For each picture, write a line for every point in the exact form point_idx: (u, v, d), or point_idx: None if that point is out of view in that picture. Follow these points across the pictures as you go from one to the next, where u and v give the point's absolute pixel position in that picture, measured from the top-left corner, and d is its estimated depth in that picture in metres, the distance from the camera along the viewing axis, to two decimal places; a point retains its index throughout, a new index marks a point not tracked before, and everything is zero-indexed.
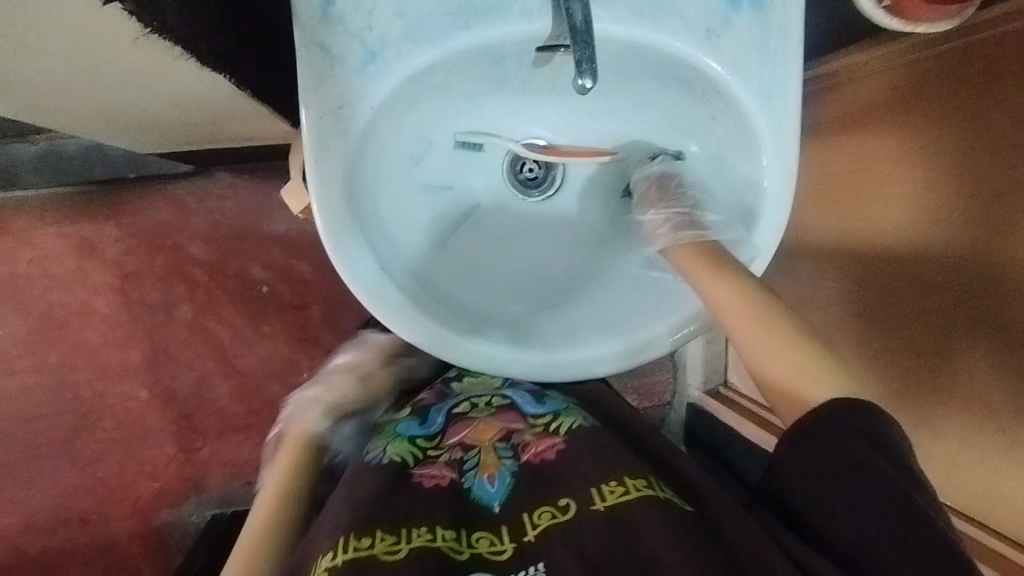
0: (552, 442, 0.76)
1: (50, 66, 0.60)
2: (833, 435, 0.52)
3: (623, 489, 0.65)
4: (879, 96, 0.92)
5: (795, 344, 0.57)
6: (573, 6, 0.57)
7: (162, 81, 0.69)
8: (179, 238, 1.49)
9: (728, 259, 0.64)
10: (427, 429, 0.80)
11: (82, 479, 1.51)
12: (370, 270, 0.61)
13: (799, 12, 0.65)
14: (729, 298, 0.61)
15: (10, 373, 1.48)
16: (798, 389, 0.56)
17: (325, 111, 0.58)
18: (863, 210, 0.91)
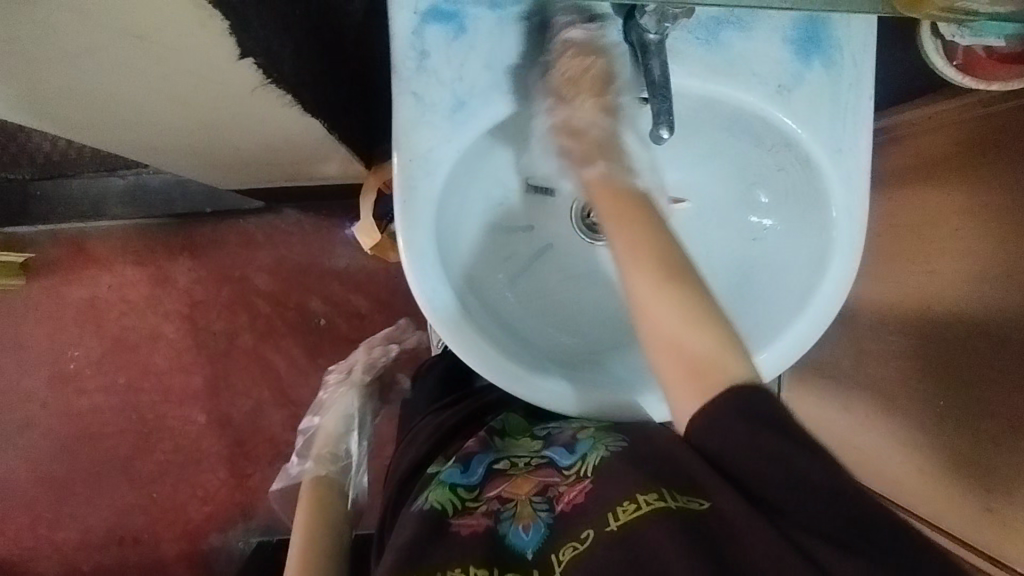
0: (582, 486, 0.65)
1: (173, 109, 0.67)
2: (737, 429, 0.52)
3: (635, 506, 0.57)
4: (945, 152, 0.90)
5: (690, 309, 0.56)
6: (651, 62, 0.60)
7: (265, 122, 0.76)
8: (245, 270, 1.56)
9: (652, 213, 0.60)
10: (466, 479, 0.71)
11: (138, 499, 1.56)
12: (451, 306, 0.64)
13: (869, 72, 0.68)
14: (650, 253, 0.58)
15: (82, 391, 1.56)
16: (692, 353, 0.55)
17: (413, 154, 0.62)
18: (929, 264, 0.90)
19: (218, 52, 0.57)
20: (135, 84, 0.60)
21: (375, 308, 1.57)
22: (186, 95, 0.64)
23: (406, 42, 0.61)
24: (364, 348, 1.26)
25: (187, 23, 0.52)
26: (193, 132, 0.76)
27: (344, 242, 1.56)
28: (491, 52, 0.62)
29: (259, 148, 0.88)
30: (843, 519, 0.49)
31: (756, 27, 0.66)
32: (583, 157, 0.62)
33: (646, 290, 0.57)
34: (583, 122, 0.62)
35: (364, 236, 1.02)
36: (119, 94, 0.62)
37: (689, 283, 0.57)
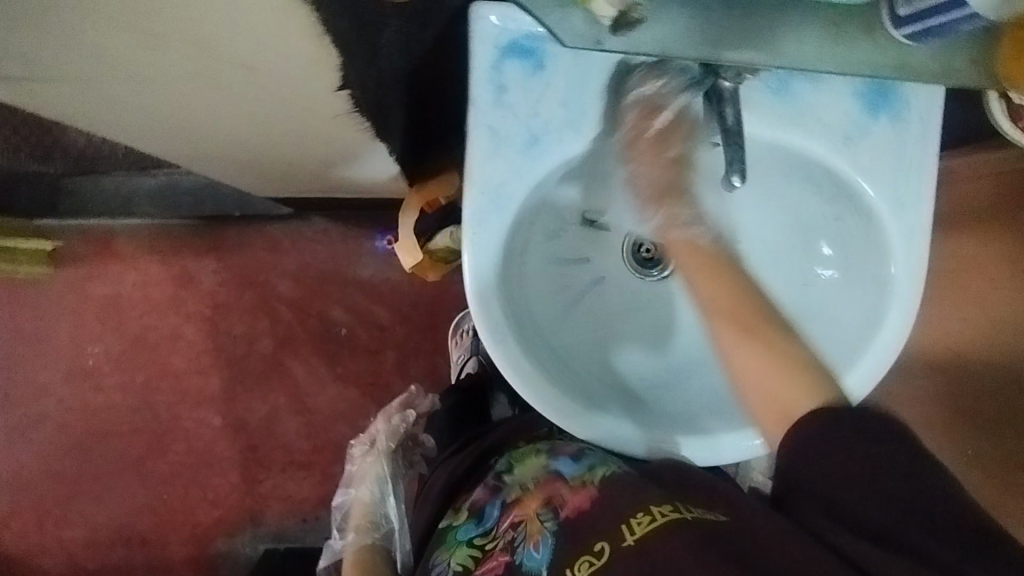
0: (587, 492, 0.66)
1: (242, 115, 0.67)
2: (832, 445, 0.52)
3: (649, 517, 0.58)
4: (977, 202, 0.86)
5: (771, 344, 0.60)
6: (726, 109, 0.60)
7: (327, 137, 0.76)
8: (269, 275, 1.55)
9: (731, 266, 0.64)
10: (483, 526, 0.73)
11: (147, 499, 1.55)
12: (511, 340, 0.65)
13: (936, 126, 0.68)
14: (729, 300, 0.62)
15: (98, 388, 1.55)
16: (778, 400, 0.58)
17: (484, 186, 0.63)
18: (966, 306, 0.86)
19: (301, 65, 0.57)
20: (201, 84, 0.59)
21: (397, 320, 1.56)
22: (248, 99, 0.63)
23: (484, 75, 0.62)
24: (382, 414, 1.17)
25: (279, 32, 0.51)
26: (244, 139, 0.76)
27: (369, 252, 1.56)
28: (567, 89, 0.62)
29: (304, 161, 0.87)
30: (918, 516, 0.49)
31: (828, 77, 0.66)
32: (646, 207, 0.66)
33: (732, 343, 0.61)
34: (663, 174, 0.64)
35: (403, 254, 1.01)
36: (182, 93, 0.60)
37: (766, 333, 0.60)
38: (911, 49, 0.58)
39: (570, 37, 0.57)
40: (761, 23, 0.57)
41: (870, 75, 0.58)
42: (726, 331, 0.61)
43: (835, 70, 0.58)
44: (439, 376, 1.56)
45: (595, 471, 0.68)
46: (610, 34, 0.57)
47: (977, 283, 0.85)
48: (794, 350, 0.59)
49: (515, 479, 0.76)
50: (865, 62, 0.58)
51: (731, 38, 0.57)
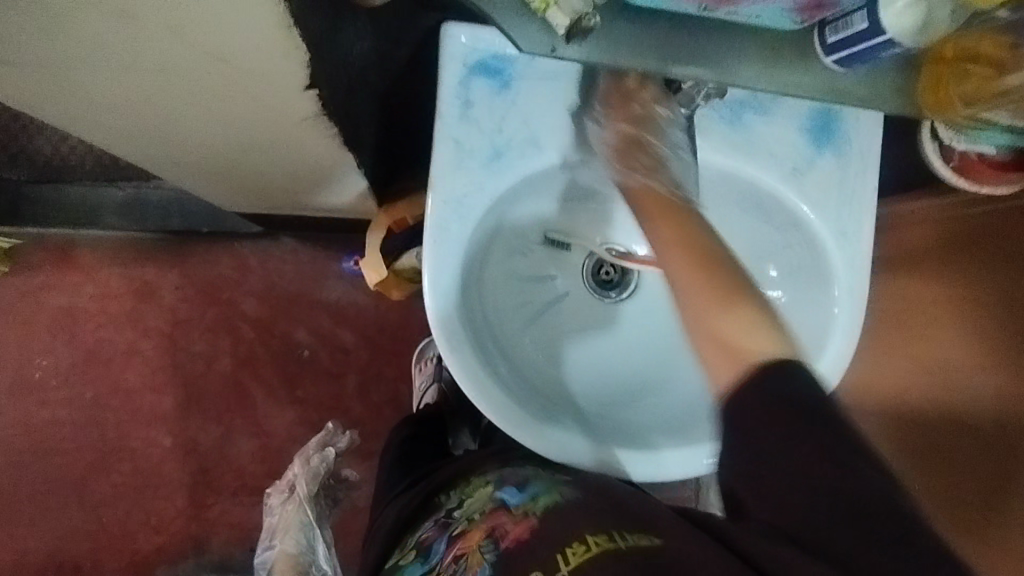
0: (527, 524, 0.61)
1: (216, 119, 0.68)
2: (756, 412, 0.49)
3: (584, 547, 0.53)
4: (926, 244, 0.87)
5: (728, 303, 0.55)
6: (680, 135, 0.64)
7: (301, 149, 0.77)
8: (233, 293, 1.53)
9: (684, 208, 0.62)
10: (428, 563, 0.70)
11: (86, 522, 1.48)
12: (467, 349, 0.65)
13: (876, 162, 0.72)
14: (685, 245, 0.59)
15: (43, 402, 1.49)
16: (730, 341, 0.54)
17: (449, 195, 0.65)
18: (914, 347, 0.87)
19: (282, 80, 0.59)
20: (181, 86, 0.60)
21: (362, 343, 1.54)
22: (227, 107, 0.65)
23: (453, 89, 0.64)
24: (301, 456, 1.15)
25: (258, 46, 0.53)
26: (217, 145, 0.77)
27: (337, 274, 1.55)
28: (531, 107, 0.66)
29: (280, 175, 0.90)
30: (851, 514, 0.46)
31: (777, 112, 0.71)
32: (620, 156, 0.66)
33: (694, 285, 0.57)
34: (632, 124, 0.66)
35: (370, 273, 1.02)
36: (161, 95, 0.62)
37: (716, 266, 0.57)
38: (838, 75, 0.62)
39: (527, 43, 0.59)
40: (702, 40, 0.61)
41: (798, 94, 0.61)
42: (683, 270, 0.58)
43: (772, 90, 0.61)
44: (401, 403, 1.54)
45: (539, 501, 0.64)
46: (564, 43, 0.59)
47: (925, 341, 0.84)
48: (756, 312, 0.55)
49: (465, 513, 0.72)
50: (802, 87, 0.62)
51: (676, 52, 0.60)
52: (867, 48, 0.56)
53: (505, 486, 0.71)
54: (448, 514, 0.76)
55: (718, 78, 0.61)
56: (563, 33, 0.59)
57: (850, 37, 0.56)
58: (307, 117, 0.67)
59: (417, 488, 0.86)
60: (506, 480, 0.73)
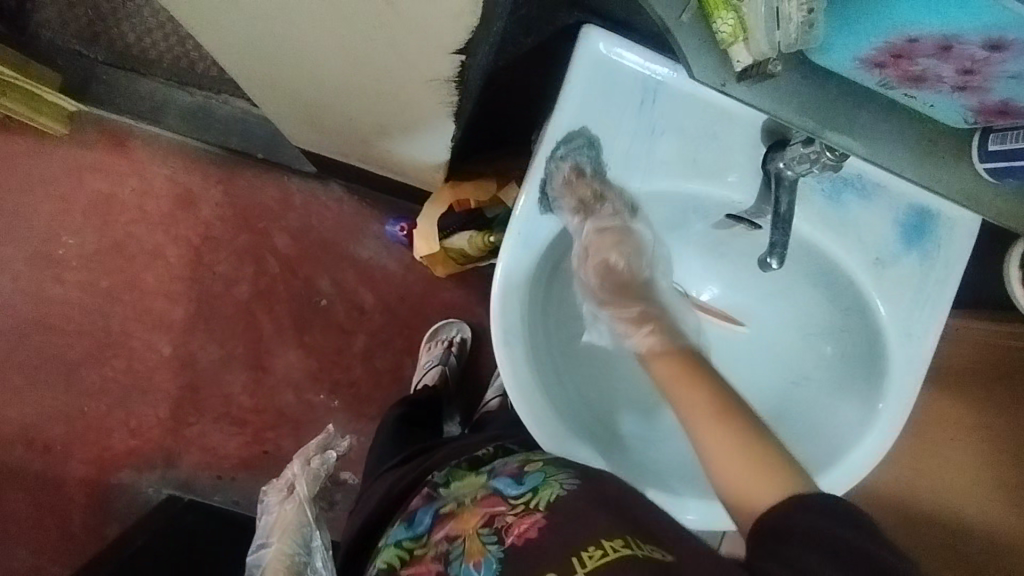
0: (532, 519, 0.61)
1: (347, 58, 0.67)
2: (799, 524, 0.47)
3: (600, 551, 0.54)
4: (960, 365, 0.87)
5: (774, 475, 0.51)
6: (781, 197, 0.65)
7: (413, 105, 0.76)
8: (270, 226, 1.53)
9: (706, 369, 0.61)
10: (413, 530, 0.71)
11: (67, 406, 1.47)
12: (519, 346, 0.66)
13: (959, 272, 0.72)
14: (712, 401, 0.57)
15: (57, 280, 1.49)
16: (743, 493, 0.52)
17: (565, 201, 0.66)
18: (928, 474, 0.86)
19: (439, 35, 0.55)
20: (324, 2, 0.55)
21: (379, 307, 1.53)
22: (357, 35, 0.60)
23: (581, 100, 0.65)
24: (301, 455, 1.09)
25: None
26: (332, 80, 0.75)
27: (374, 235, 1.54)
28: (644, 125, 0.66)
29: (366, 118, 0.87)
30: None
31: (877, 199, 0.70)
32: (635, 322, 0.68)
33: (709, 429, 0.55)
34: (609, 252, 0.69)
35: (420, 243, 1.04)
36: (300, 5, 0.57)
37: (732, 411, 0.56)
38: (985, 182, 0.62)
39: (701, 73, 0.57)
40: (868, 113, 0.59)
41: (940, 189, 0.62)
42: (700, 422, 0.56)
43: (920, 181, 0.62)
44: (402, 375, 1.53)
45: (537, 494, 0.63)
46: (736, 78, 0.57)
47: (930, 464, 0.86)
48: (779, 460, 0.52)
49: (453, 491, 0.72)
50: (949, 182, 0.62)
51: (837, 119, 0.58)
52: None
53: (499, 473, 0.70)
54: (433, 482, 0.76)
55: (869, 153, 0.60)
56: (740, 69, 0.57)
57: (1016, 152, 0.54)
58: (437, 78, 0.66)
59: (414, 462, 0.86)
60: (500, 465, 0.72)
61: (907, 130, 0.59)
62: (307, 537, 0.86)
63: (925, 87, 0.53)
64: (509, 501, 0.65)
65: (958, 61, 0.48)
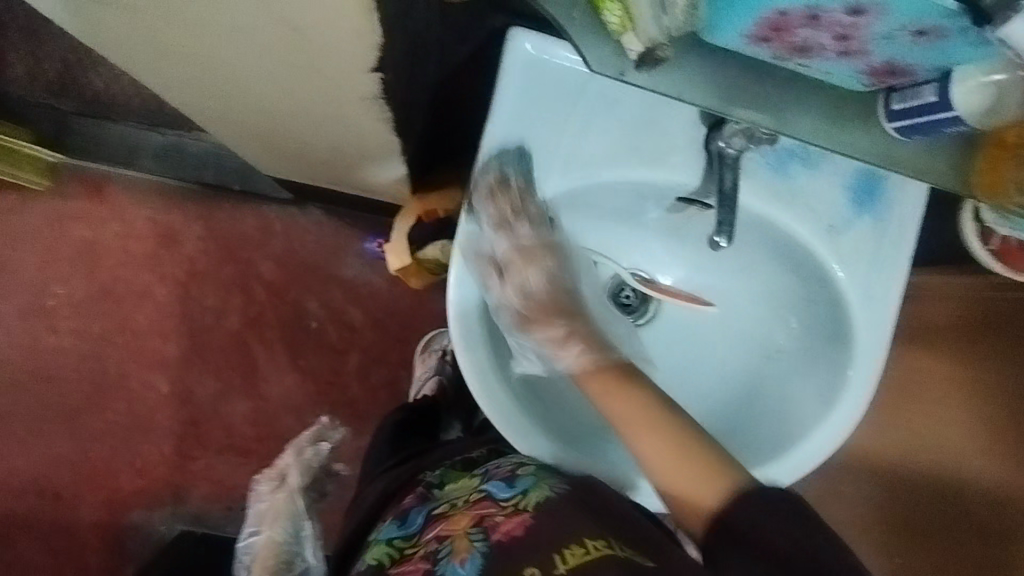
0: (520, 519, 0.60)
1: (279, 87, 0.69)
2: (740, 522, 0.53)
3: (582, 550, 0.54)
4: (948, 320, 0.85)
5: (681, 449, 0.58)
6: (725, 174, 0.66)
7: (355, 126, 0.77)
8: (253, 255, 1.54)
9: (636, 376, 0.63)
10: (405, 530, 0.71)
11: (73, 453, 1.49)
12: (479, 350, 0.67)
13: (914, 230, 0.72)
14: (640, 414, 0.60)
15: (52, 329, 1.51)
16: (682, 491, 0.57)
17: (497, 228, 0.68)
18: (910, 423, 0.85)
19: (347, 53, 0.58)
20: (230, 24, 0.56)
21: (369, 324, 1.55)
22: (279, 60, 0.62)
23: (512, 104, 0.67)
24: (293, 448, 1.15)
25: (336, 14, 0.50)
26: (273, 109, 0.77)
27: (357, 253, 1.55)
28: (577, 118, 0.68)
29: (319, 142, 0.88)
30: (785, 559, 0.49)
31: (823, 166, 0.71)
32: (561, 341, 0.67)
33: (634, 425, 0.60)
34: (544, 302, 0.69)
35: (392, 258, 1.04)
36: (222, 38, 0.59)
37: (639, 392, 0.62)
38: (896, 143, 0.61)
39: (597, 63, 0.58)
40: (768, 86, 0.60)
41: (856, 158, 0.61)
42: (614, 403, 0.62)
43: (831, 147, 0.61)
44: (398, 389, 1.54)
45: (528, 496, 0.62)
46: (633, 67, 0.58)
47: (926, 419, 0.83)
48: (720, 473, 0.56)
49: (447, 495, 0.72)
50: (858, 149, 0.61)
51: (744, 95, 0.60)
52: (935, 121, 0.55)
53: (491, 478, 0.68)
54: (427, 485, 0.77)
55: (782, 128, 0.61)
56: (634, 57, 0.58)
57: (917, 108, 0.55)
58: (366, 97, 0.67)
59: (402, 468, 0.86)
60: (492, 471, 0.71)
61: (810, 95, 0.60)
62: (300, 522, 0.97)
63: (813, 56, 0.55)
64: (500, 504, 0.64)
65: (831, 30, 0.50)
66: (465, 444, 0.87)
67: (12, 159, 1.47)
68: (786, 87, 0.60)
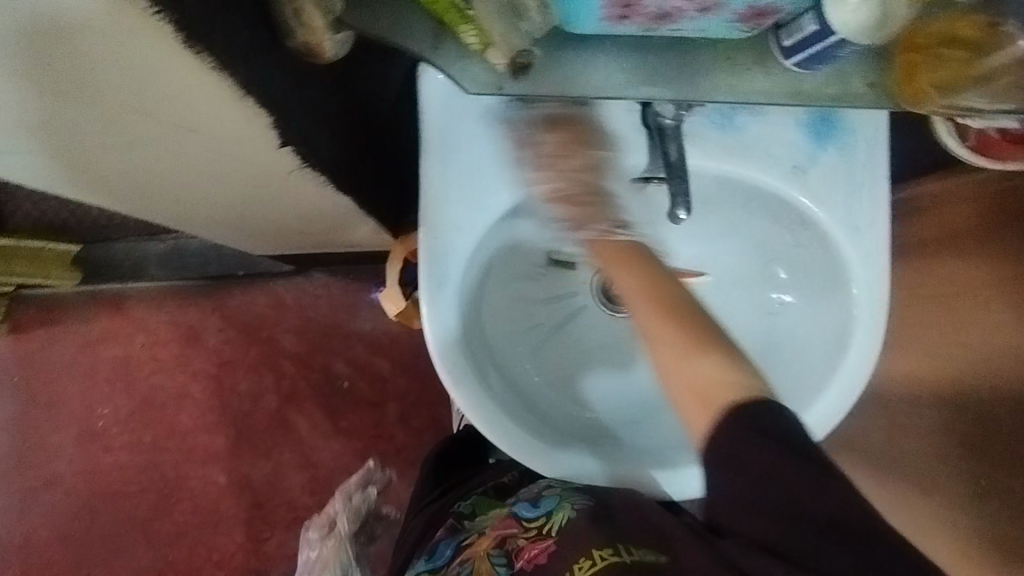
0: (544, 544, 0.67)
1: (207, 182, 0.71)
2: (740, 455, 0.51)
3: (591, 561, 0.61)
4: (967, 223, 0.78)
5: (711, 358, 0.55)
6: (669, 146, 0.64)
7: (303, 196, 0.78)
8: (273, 332, 1.58)
9: (642, 252, 0.62)
10: (433, 563, 0.75)
11: (154, 561, 1.53)
12: (471, 383, 0.66)
13: (884, 151, 0.69)
14: (642, 287, 0.59)
15: (107, 449, 1.56)
16: (697, 389, 0.54)
17: (534, 161, 0.65)
18: (957, 334, 0.77)
19: (245, 130, 0.59)
20: (145, 142, 0.59)
21: (398, 370, 1.56)
22: (197, 159, 0.64)
23: (442, 135, 0.67)
24: (342, 493, 1.24)
25: (196, 91, 0.51)
26: (222, 201, 0.80)
27: (369, 305, 1.57)
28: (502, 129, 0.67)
29: (284, 217, 0.89)
30: (791, 518, 0.50)
31: (771, 110, 0.69)
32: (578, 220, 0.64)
33: (658, 345, 0.56)
34: (573, 186, 0.64)
35: (387, 303, 1.02)
36: (136, 156, 0.62)
37: (698, 330, 0.55)
38: (803, 77, 0.59)
39: (474, 85, 0.59)
40: (653, 58, 0.60)
41: (767, 102, 0.59)
42: (641, 320, 0.59)
43: (732, 101, 0.59)
44: (441, 426, 1.55)
45: (553, 520, 0.69)
46: (509, 79, 0.59)
47: (974, 327, 0.75)
48: (734, 360, 0.54)
49: (472, 521, 0.77)
50: (764, 92, 0.59)
51: (633, 76, 0.59)
52: (824, 49, 0.54)
53: (518, 498, 0.74)
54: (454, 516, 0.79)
55: (679, 94, 0.59)
56: (505, 71, 0.58)
57: (806, 39, 0.54)
58: (293, 169, 0.69)
59: (433, 505, 0.86)
60: (516, 490, 0.76)
61: (699, 55, 0.59)
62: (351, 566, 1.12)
63: (680, 20, 0.54)
64: (524, 524, 0.70)
65: None
66: (492, 471, 0.85)
67: (38, 265, 1.41)
68: (672, 55, 0.59)
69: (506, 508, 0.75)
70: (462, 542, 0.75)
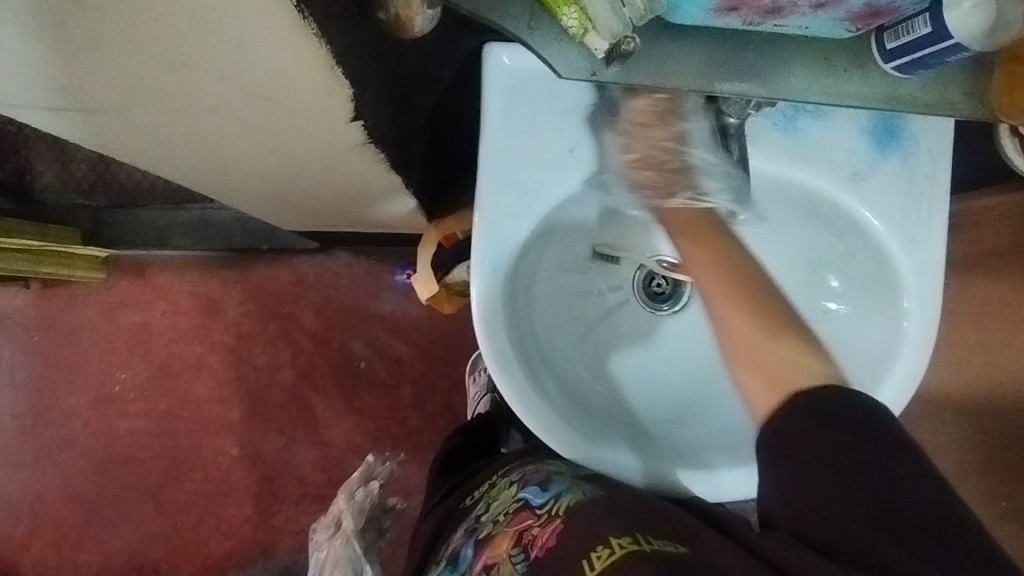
0: (554, 526, 0.62)
1: (254, 149, 0.70)
2: (799, 433, 0.53)
3: (609, 550, 0.54)
4: (1002, 243, 0.76)
5: (787, 340, 0.59)
6: (732, 143, 0.65)
7: (352, 171, 0.78)
8: (293, 308, 1.57)
9: (716, 230, 0.67)
10: (458, 570, 0.70)
11: (162, 527, 1.54)
12: (514, 368, 0.66)
13: (946, 161, 0.68)
14: (723, 269, 0.63)
15: (122, 414, 1.56)
16: (771, 367, 0.58)
17: (618, 130, 0.66)
18: (993, 353, 0.76)
19: (312, 95, 0.57)
20: (214, 105, 0.58)
21: (416, 354, 1.56)
22: (253, 124, 0.63)
23: (502, 119, 0.66)
24: (346, 490, 1.28)
25: (268, 55, 0.50)
26: (269, 171, 0.79)
27: (391, 287, 1.57)
28: (561, 115, 0.67)
29: (328, 191, 0.89)
30: (876, 521, 0.49)
31: (833, 116, 0.68)
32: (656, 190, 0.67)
33: (731, 306, 0.61)
34: (651, 155, 0.66)
35: (420, 288, 1.02)
36: (195, 118, 0.61)
37: (769, 307, 0.61)
38: (900, 81, 0.59)
39: (569, 71, 0.59)
40: (743, 54, 0.59)
41: (858, 105, 0.59)
42: (722, 295, 0.62)
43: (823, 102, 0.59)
44: (456, 413, 1.55)
45: (560, 500, 0.65)
46: (603, 65, 0.59)
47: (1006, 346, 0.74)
48: (810, 344, 0.59)
49: (489, 517, 0.72)
50: (854, 94, 0.59)
51: (724, 71, 0.59)
52: (935, 53, 0.54)
53: (527, 484, 0.71)
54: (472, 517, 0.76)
55: (769, 91, 0.59)
56: (602, 56, 0.58)
57: (913, 43, 0.55)
58: (355, 143, 0.68)
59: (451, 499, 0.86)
60: (527, 477, 0.73)
61: (791, 52, 0.59)
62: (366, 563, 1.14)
63: (789, 14, 0.54)
64: (536, 512, 0.66)
65: None
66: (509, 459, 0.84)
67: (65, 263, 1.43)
68: (762, 52, 0.59)
69: (517, 497, 0.71)
70: (478, 539, 0.70)
